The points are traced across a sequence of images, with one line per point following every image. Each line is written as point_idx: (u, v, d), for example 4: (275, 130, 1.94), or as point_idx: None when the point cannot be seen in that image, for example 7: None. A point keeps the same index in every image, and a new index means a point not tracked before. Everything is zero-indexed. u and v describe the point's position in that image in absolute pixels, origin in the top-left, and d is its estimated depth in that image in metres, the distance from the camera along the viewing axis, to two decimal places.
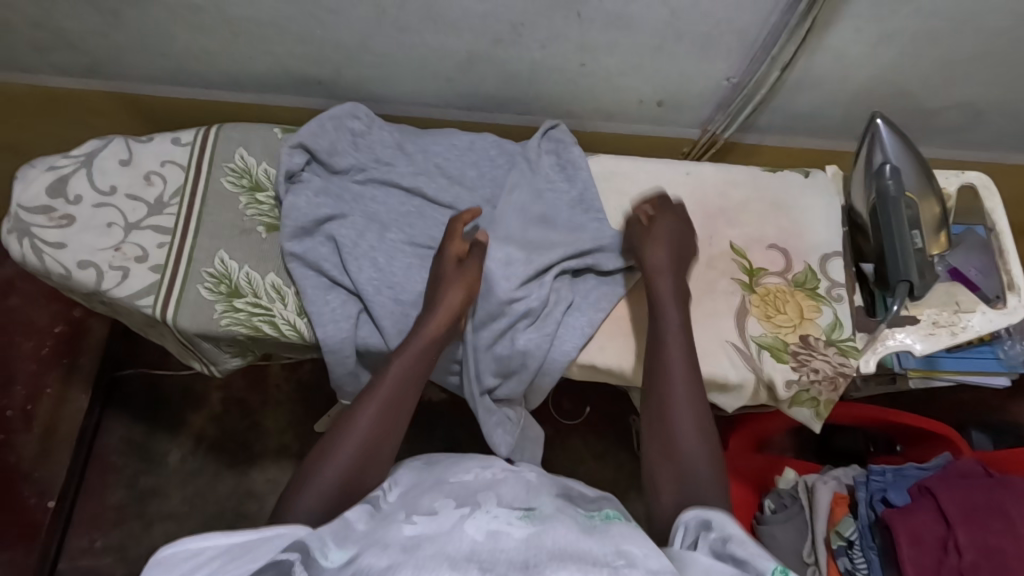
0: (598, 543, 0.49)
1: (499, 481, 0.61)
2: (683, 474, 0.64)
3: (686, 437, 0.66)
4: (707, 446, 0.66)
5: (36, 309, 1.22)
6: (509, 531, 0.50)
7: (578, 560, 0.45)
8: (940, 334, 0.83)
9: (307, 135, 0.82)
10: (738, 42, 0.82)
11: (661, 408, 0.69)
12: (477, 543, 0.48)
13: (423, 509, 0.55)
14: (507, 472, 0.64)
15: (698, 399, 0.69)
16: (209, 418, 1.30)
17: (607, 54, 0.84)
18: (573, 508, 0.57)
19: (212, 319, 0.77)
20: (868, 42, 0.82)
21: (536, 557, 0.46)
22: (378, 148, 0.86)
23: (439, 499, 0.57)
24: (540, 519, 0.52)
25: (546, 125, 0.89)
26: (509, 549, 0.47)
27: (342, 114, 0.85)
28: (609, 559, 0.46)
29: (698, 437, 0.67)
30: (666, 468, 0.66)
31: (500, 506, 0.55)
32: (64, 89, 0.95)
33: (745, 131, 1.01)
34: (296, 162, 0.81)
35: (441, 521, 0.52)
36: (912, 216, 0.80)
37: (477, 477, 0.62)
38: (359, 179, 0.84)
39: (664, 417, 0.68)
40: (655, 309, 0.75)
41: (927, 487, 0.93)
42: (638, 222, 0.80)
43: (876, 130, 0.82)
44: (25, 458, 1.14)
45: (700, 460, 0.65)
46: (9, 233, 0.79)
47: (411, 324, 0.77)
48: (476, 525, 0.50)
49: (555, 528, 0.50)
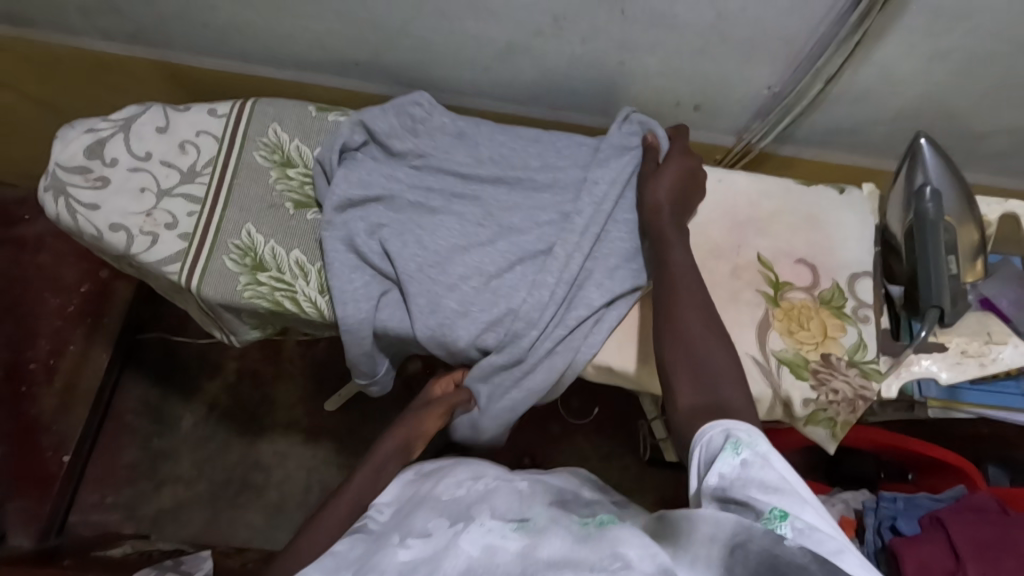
0: (595, 545, 0.49)
1: (491, 491, 0.62)
2: (697, 367, 0.61)
3: (700, 340, 0.63)
4: (719, 345, 0.63)
5: (66, 267, 1.24)
6: (504, 545, 0.51)
7: (574, 566, 0.46)
8: (968, 364, 0.81)
9: (368, 115, 0.83)
10: (784, 51, 0.80)
11: (672, 320, 0.66)
12: (473, 559, 0.50)
13: (417, 530, 0.56)
14: (499, 481, 0.64)
15: (709, 306, 0.67)
16: (222, 387, 1.32)
17: (647, 53, 0.83)
18: (567, 517, 0.56)
19: (235, 290, 0.78)
20: (918, 59, 0.80)
21: (533, 567, 0.47)
22: (438, 135, 0.86)
23: (431, 518, 0.58)
24: (534, 532, 0.52)
25: (625, 110, 0.86)
26: (504, 562, 0.49)
27: (404, 102, 0.86)
28: (605, 562, 0.46)
29: (713, 335, 0.64)
30: (681, 368, 0.62)
31: (494, 518, 0.55)
32: (106, 53, 0.96)
33: (782, 142, 0.99)
34: (354, 139, 0.83)
35: (434, 542, 0.54)
36: (949, 241, 0.77)
37: (469, 492, 0.62)
38: (417, 165, 0.84)
39: (677, 327, 0.65)
40: (658, 238, 0.74)
41: (939, 518, 0.92)
42: (650, 163, 0.81)
43: (919, 149, 0.80)
44: (45, 411, 1.17)
45: (712, 356, 0.62)
46: (46, 191, 0.81)
47: (443, 306, 0.76)
48: (471, 541, 0.52)
49: (551, 538, 0.50)
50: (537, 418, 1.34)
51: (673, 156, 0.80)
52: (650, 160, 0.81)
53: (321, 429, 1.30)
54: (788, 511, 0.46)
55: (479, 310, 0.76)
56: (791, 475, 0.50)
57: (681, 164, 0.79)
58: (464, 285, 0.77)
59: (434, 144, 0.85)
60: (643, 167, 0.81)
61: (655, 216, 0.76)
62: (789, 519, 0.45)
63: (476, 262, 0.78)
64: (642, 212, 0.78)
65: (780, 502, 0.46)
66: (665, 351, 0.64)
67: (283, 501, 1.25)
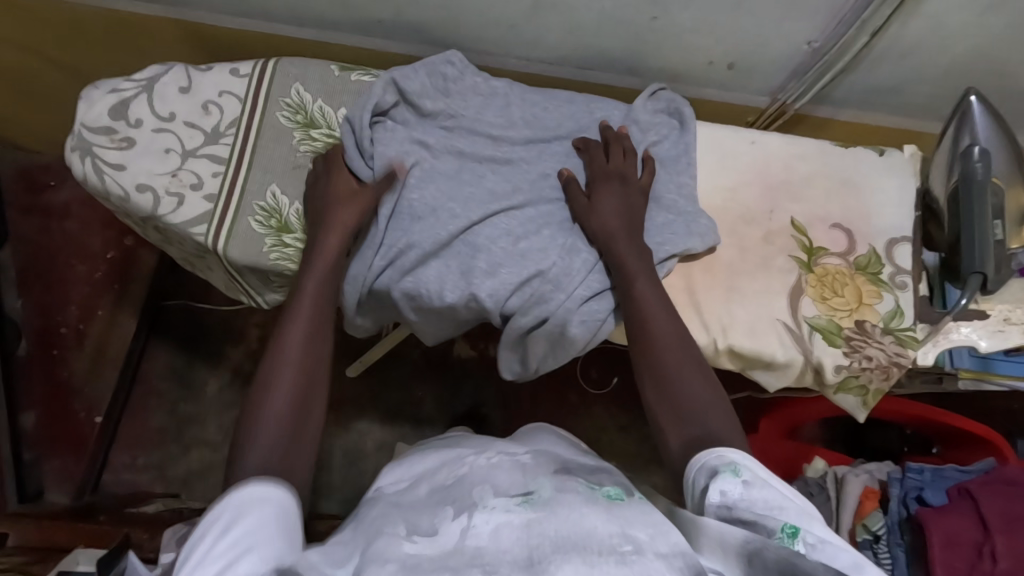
0: (604, 519, 0.48)
1: (493, 467, 0.59)
2: (680, 410, 0.61)
3: (675, 372, 0.63)
4: (693, 371, 0.63)
5: (91, 234, 1.26)
6: (509, 522, 0.49)
7: (582, 550, 0.45)
8: (1011, 331, 0.78)
9: (400, 73, 0.81)
10: (828, 3, 0.76)
11: (649, 358, 0.65)
12: (481, 549, 0.47)
13: (423, 525, 0.51)
14: (502, 456, 0.62)
15: (677, 333, 0.67)
16: (246, 354, 1.31)
17: (683, 8, 0.80)
18: (573, 482, 0.55)
19: (263, 252, 0.79)
20: (972, 12, 0.76)
21: (539, 551, 0.45)
22: (469, 94, 0.84)
23: (435, 510, 0.54)
24: (541, 504, 0.50)
25: (654, 86, 0.87)
26: (511, 547, 0.47)
27: (436, 61, 0.83)
28: (616, 544, 0.45)
29: (686, 363, 0.64)
30: (661, 407, 0.62)
31: (497, 497, 0.52)
32: (125, 13, 0.94)
33: (818, 103, 0.95)
34: (385, 100, 0.80)
35: (439, 540, 0.49)
36: (995, 205, 0.75)
37: (471, 468, 0.60)
38: (447, 125, 0.82)
39: (651, 366, 0.65)
40: (620, 272, 0.72)
41: (967, 489, 0.91)
42: (579, 194, 0.78)
43: (969, 108, 0.76)
44: (76, 373, 1.20)
45: (688, 382, 0.63)
46: (72, 151, 0.81)
47: (474, 266, 0.75)
48: (475, 528, 0.49)
49: (557, 515, 0.48)
50: (557, 389, 1.34)
51: (602, 177, 0.77)
52: (576, 186, 0.78)
53: (341, 396, 1.30)
54: (799, 527, 0.46)
55: (506, 271, 0.75)
56: (791, 493, 0.51)
57: (616, 185, 0.77)
58: (494, 247, 0.75)
59: (466, 104, 0.83)
60: (574, 202, 0.77)
61: (611, 241, 0.74)
62: (800, 535, 0.46)
63: (505, 222, 0.77)
64: (598, 244, 0.75)
65: (789, 518, 0.47)
66: (647, 391, 0.64)
67: None
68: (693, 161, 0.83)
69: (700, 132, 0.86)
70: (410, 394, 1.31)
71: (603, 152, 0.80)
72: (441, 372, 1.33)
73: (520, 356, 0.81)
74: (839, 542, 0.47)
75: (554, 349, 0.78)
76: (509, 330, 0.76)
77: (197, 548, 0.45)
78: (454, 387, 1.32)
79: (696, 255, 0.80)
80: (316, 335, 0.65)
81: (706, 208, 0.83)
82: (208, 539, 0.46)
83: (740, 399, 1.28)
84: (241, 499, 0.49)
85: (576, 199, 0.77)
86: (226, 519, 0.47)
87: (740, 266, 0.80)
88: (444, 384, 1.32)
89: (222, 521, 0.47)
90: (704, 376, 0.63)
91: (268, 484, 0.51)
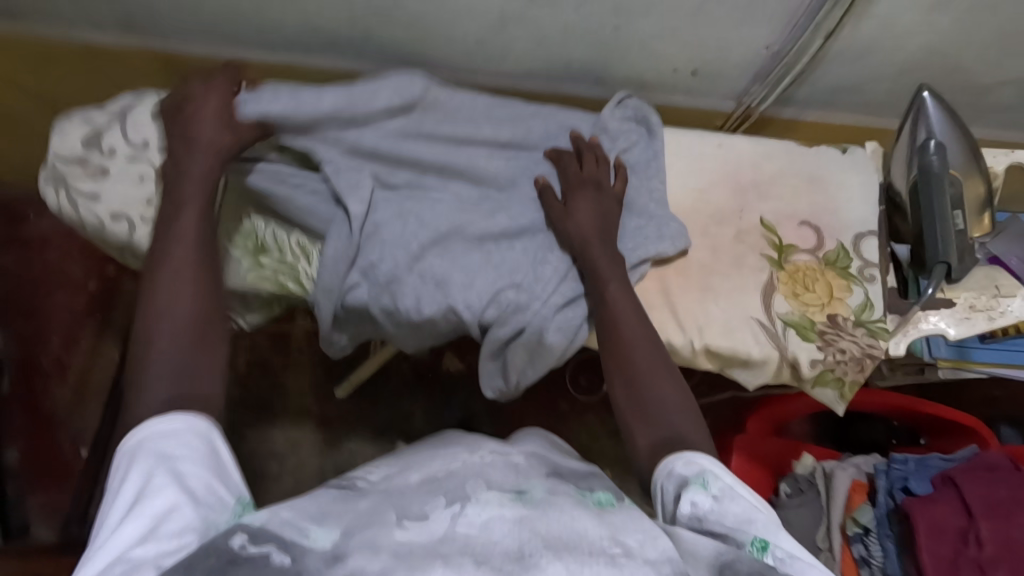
0: (595, 523, 0.49)
1: (486, 466, 0.58)
2: (649, 412, 0.62)
3: (644, 374, 0.64)
4: (663, 372, 0.64)
5: (72, 264, 1.25)
6: (502, 517, 0.48)
7: (574, 550, 0.45)
8: (977, 319, 0.80)
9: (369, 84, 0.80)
10: (782, 8, 0.79)
11: (620, 360, 0.66)
12: (471, 538, 0.46)
13: (413, 511, 0.50)
14: (494, 456, 0.62)
15: (645, 335, 0.68)
16: (235, 378, 1.29)
17: (644, 17, 0.82)
18: (564, 486, 0.56)
19: (240, 274, 0.79)
20: (919, 10, 0.78)
21: (531, 545, 0.45)
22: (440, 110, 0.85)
23: (426, 496, 0.52)
24: (533, 504, 0.50)
25: (620, 94, 0.88)
26: (502, 538, 0.46)
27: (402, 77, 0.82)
28: (606, 546, 0.46)
29: (656, 364, 0.65)
30: (629, 409, 0.63)
31: (489, 492, 0.52)
32: (99, 45, 0.95)
33: (783, 104, 0.97)
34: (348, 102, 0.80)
35: (429, 526, 0.48)
36: (954, 196, 0.77)
37: (465, 464, 0.59)
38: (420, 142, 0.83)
39: (620, 368, 0.66)
40: (592, 275, 0.73)
41: (950, 477, 0.92)
42: (554, 202, 0.79)
43: (923, 104, 0.79)
44: (59, 405, 1.20)
45: (657, 382, 0.64)
46: (47, 182, 0.81)
47: (451, 279, 0.76)
48: (468, 518, 0.48)
49: (550, 517, 0.48)
50: (546, 397, 1.34)
51: (575, 186, 0.79)
52: (550, 196, 0.79)
53: (331, 416, 1.30)
54: (769, 542, 0.48)
55: (482, 282, 0.76)
56: (758, 502, 0.52)
57: (587, 194, 0.78)
58: (467, 259, 0.77)
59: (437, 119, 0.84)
60: (549, 209, 0.79)
61: (583, 248, 0.75)
62: (769, 549, 0.47)
63: (481, 235, 0.78)
64: (573, 251, 0.76)
65: (759, 532, 0.48)
66: (617, 392, 0.65)
67: (298, 488, 1.25)
68: (662, 166, 0.85)
69: (668, 137, 0.88)
70: (400, 410, 1.31)
71: (576, 160, 0.82)
72: (429, 386, 1.33)
73: (500, 371, 0.81)
74: (805, 555, 0.48)
75: (532, 359, 0.78)
76: (487, 342, 0.77)
77: (134, 482, 0.48)
78: (444, 401, 1.32)
79: (668, 259, 0.81)
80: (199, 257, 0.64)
81: (678, 210, 0.85)
82: (142, 472, 0.48)
83: (727, 399, 1.30)
84: (166, 431, 0.51)
85: (550, 207, 0.79)
86: (149, 458, 0.49)
87: (713, 267, 0.81)
88: (434, 398, 1.32)
89: (154, 455, 0.49)
90: (669, 376, 0.64)
91: (187, 411, 0.53)
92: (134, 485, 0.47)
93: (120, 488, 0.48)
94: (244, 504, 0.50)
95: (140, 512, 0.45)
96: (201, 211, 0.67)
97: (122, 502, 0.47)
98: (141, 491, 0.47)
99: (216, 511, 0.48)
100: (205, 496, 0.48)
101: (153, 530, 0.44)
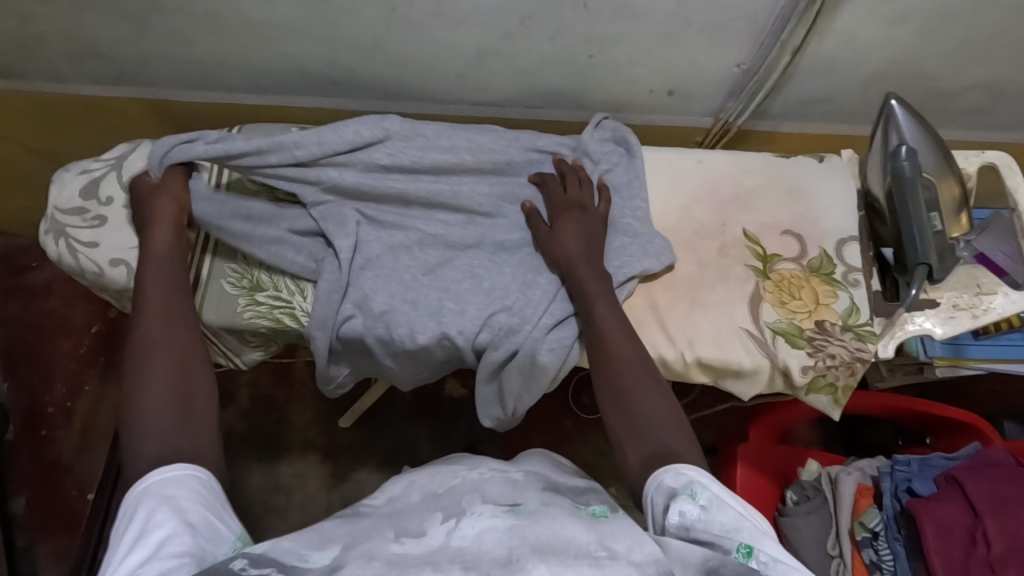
0: (585, 530, 0.50)
1: (484, 481, 0.60)
2: (640, 428, 0.63)
3: (633, 390, 0.65)
4: (651, 388, 0.66)
5: (75, 309, 1.27)
6: (493, 527, 0.49)
7: (559, 553, 0.46)
8: (961, 317, 0.81)
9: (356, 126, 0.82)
10: (748, 28, 0.82)
11: (609, 377, 0.68)
12: (464, 548, 0.48)
13: (412, 529, 0.52)
14: (494, 472, 0.63)
15: (633, 353, 0.69)
16: (238, 413, 1.30)
17: (617, 44, 0.85)
18: (560, 499, 0.57)
19: (236, 312, 0.81)
20: (880, 23, 0.81)
21: (517, 551, 0.47)
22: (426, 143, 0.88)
23: (424, 515, 0.54)
24: (526, 514, 0.51)
25: (597, 117, 0.91)
26: (492, 546, 0.47)
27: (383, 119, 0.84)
28: (591, 550, 0.47)
29: (644, 379, 0.66)
30: (620, 425, 0.64)
31: (484, 504, 0.53)
32: (94, 97, 0.98)
33: (760, 118, 1.00)
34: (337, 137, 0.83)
35: (426, 541, 0.49)
36: (929, 199, 0.79)
37: (464, 481, 0.60)
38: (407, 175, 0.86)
39: (609, 384, 0.67)
40: (580, 294, 0.75)
41: (954, 475, 0.92)
42: (541, 224, 0.81)
43: (891, 111, 0.80)
44: (66, 451, 1.19)
45: (646, 396, 0.65)
46: (47, 233, 0.84)
47: (444, 309, 0.78)
48: (463, 530, 0.50)
49: (540, 523, 0.49)
50: (548, 416, 1.35)
51: (561, 209, 0.81)
52: (537, 220, 0.81)
53: (335, 447, 1.30)
54: (753, 546, 0.50)
55: (473, 308, 0.78)
56: (746, 509, 0.54)
57: (572, 216, 0.80)
58: (457, 287, 0.79)
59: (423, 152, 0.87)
60: (536, 232, 0.81)
61: (570, 268, 0.76)
62: (755, 554, 0.49)
63: (471, 264, 0.81)
64: (561, 272, 0.78)
65: (744, 538, 0.50)
66: (606, 408, 0.67)
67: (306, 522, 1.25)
68: (644, 185, 0.87)
69: (648, 156, 0.90)
70: (404, 438, 1.31)
71: (560, 183, 0.84)
72: (432, 412, 1.33)
73: (497, 395, 0.82)
74: (790, 560, 0.50)
75: (527, 382, 0.79)
76: (482, 367, 0.78)
77: (137, 521, 0.49)
78: (447, 426, 1.33)
79: (655, 275, 0.83)
80: (178, 321, 0.66)
81: (662, 227, 0.87)
82: (143, 512, 0.50)
83: (729, 409, 1.30)
84: (167, 477, 0.52)
85: (537, 229, 0.81)
86: (152, 498, 0.51)
87: (698, 280, 0.83)
88: (437, 424, 1.33)
89: (156, 496, 0.51)
90: (657, 391, 0.66)
91: (184, 463, 0.55)
92: (137, 523, 0.49)
93: (124, 527, 0.49)
94: (244, 541, 0.52)
95: (142, 545, 0.47)
96: (174, 281, 0.70)
97: (126, 539, 0.48)
98: (143, 527, 0.48)
99: (214, 543, 0.49)
100: (205, 530, 0.49)
101: (154, 556, 0.46)
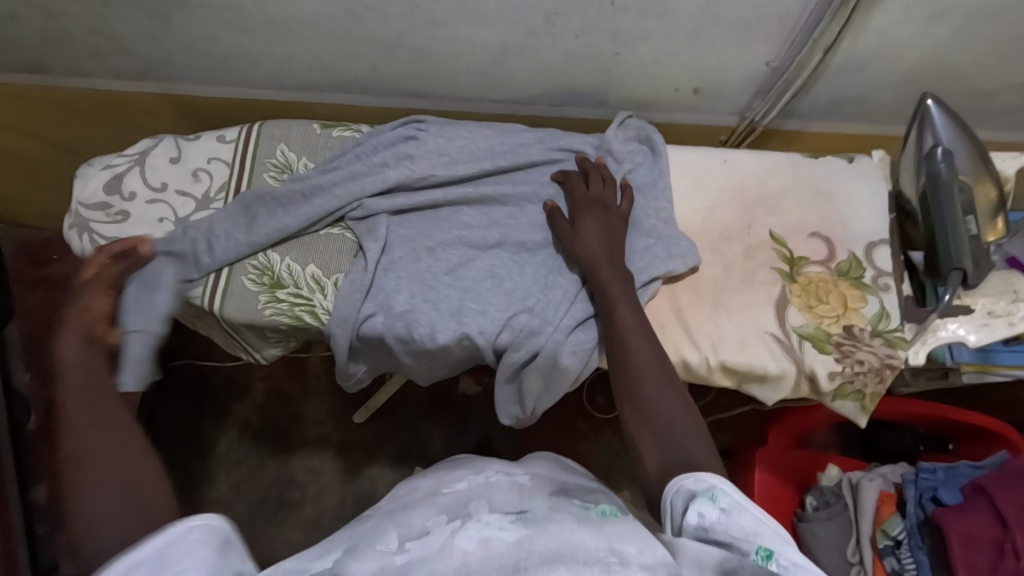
0: (593, 535, 0.48)
1: (490, 487, 0.59)
2: (660, 434, 0.62)
3: (654, 395, 0.64)
4: (672, 392, 0.64)
5: None
6: (500, 536, 0.49)
7: (569, 560, 0.45)
8: (996, 325, 0.79)
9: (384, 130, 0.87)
10: (779, 26, 0.80)
11: (629, 380, 0.67)
12: (468, 555, 0.47)
13: (416, 531, 0.52)
14: (500, 476, 0.62)
15: (655, 353, 0.68)
16: (255, 408, 1.31)
17: (642, 42, 0.83)
18: (567, 503, 0.56)
19: (257, 309, 0.80)
20: (917, 21, 0.79)
21: (525, 560, 0.45)
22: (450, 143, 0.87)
23: (429, 517, 0.54)
24: (533, 522, 0.50)
25: (621, 115, 0.90)
26: (499, 553, 0.47)
27: (406, 122, 0.87)
28: (601, 555, 0.46)
29: (664, 384, 0.65)
30: (639, 430, 0.63)
31: (491, 513, 0.52)
32: (117, 92, 0.99)
33: (787, 117, 0.98)
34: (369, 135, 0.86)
35: (429, 547, 0.49)
36: (965, 202, 0.76)
37: (469, 486, 0.60)
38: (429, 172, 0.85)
39: (630, 388, 0.66)
40: (602, 295, 0.74)
41: (981, 486, 0.89)
42: (562, 222, 0.80)
43: (927, 112, 0.78)
44: None
45: (668, 402, 0.63)
46: (70, 229, 0.84)
47: (464, 309, 0.77)
48: (466, 536, 0.49)
49: (549, 531, 0.48)
50: (563, 415, 1.34)
51: (584, 208, 0.79)
52: (558, 218, 0.80)
53: (351, 443, 1.30)
54: (773, 550, 0.48)
55: (495, 309, 0.77)
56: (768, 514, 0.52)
57: (595, 216, 0.79)
58: (479, 287, 0.79)
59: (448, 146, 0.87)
60: (558, 230, 0.79)
61: (592, 267, 0.75)
62: (775, 557, 0.47)
63: (494, 266, 0.80)
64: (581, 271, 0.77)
65: (764, 542, 0.49)
66: (625, 412, 0.65)
67: (320, 517, 1.25)
68: (668, 186, 0.86)
69: (672, 156, 0.89)
70: (418, 436, 1.31)
71: (584, 181, 0.83)
72: (447, 410, 1.33)
73: (517, 395, 0.81)
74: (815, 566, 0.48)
75: (548, 383, 0.78)
76: (500, 369, 0.78)
77: None
78: (462, 424, 1.32)
79: (680, 276, 0.81)
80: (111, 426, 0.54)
81: (686, 228, 0.86)
82: None
83: (746, 412, 1.29)
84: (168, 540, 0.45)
85: (560, 227, 0.80)
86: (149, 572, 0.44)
87: (724, 283, 0.81)
88: (452, 422, 1.32)
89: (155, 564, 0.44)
90: (680, 399, 0.64)
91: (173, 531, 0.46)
92: None
93: None
94: None
95: None
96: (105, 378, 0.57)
97: None
98: None
99: None
100: None
101: None
